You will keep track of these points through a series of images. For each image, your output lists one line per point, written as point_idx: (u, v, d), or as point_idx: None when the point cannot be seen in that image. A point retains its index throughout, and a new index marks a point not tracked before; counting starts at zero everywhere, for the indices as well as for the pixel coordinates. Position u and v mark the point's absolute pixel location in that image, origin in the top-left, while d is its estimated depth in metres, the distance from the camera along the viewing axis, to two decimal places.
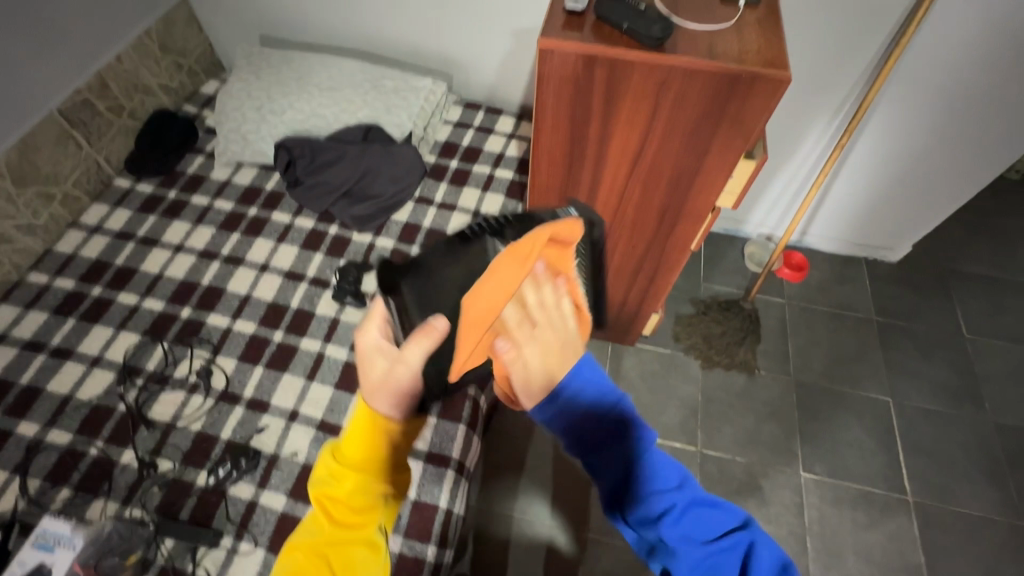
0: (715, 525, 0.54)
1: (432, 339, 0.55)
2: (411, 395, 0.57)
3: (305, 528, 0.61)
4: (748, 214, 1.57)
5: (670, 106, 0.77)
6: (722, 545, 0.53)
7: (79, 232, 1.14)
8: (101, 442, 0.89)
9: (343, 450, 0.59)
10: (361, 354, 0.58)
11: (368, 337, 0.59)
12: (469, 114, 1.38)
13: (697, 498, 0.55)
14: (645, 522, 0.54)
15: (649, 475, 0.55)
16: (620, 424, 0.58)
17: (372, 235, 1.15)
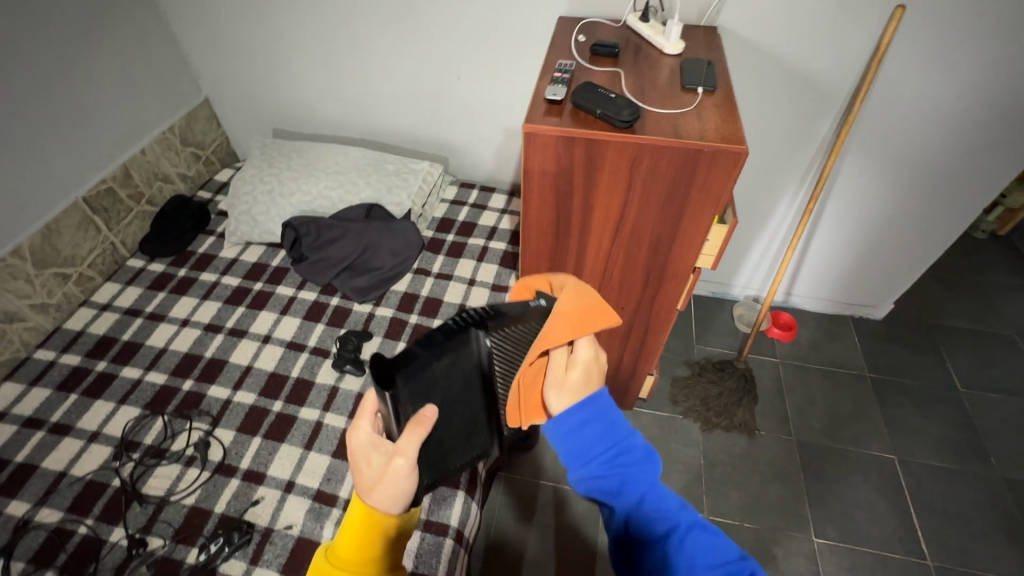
0: (719, 549, 0.55)
1: (424, 431, 0.55)
2: (406, 490, 0.57)
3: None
4: (733, 277, 1.64)
5: (644, 179, 0.85)
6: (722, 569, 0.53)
7: (89, 310, 1.19)
8: (91, 520, 0.88)
9: (338, 552, 0.59)
10: (356, 450, 0.58)
11: (360, 430, 0.59)
12: (464, 193, 1.49)
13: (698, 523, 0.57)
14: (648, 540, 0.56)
15: (651, 499, 0.58)
16: (626, 450, 0.61)
17: (372, 305, 1.20)
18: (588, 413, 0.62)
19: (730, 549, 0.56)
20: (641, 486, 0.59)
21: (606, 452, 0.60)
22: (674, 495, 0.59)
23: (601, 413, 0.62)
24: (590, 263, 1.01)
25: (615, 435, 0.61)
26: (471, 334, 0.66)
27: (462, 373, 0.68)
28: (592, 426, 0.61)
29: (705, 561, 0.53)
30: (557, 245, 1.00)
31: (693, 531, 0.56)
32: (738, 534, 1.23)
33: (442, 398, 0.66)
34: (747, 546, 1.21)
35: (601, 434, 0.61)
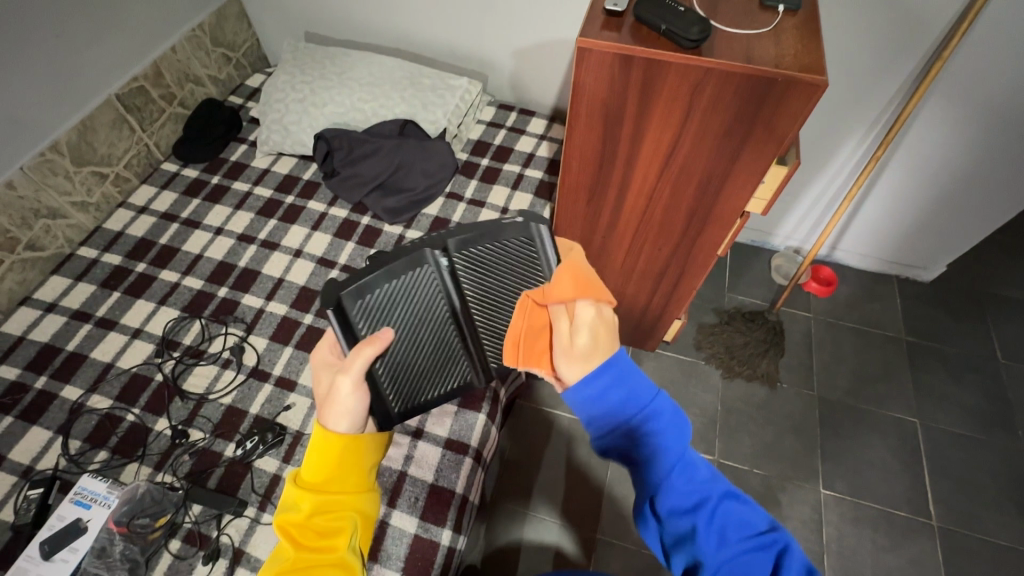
0: (749, 521, 0.56)
1: (371, 348, 0.66)
2: (353, 409, 0.66)
3: (276, 559, 0.63)
4: (777, 225, 1.55)
5: (703, 109, 0.78)
6: (756, 541, 0.54)
7: (128, 212, 1.21)
8: (138, 410, 0.94)
9: (307, 476, 0.65)
10: (315, 368, 0.74)
11: (321, 356, 0.75)
12: (502, 115, 1.41)
13: (729, 493, 0.57)
14: (676, 512, 0.55)
15: (678, 468, 0.57)
16: (648, 416, 0.59)
17: (403, 227, 1.18)
18: (609, 378, 0.60)
19: (762, 520, 0.56)
20: (671, 459, 0.57)
21: (634, 420, 0.59)
22: (706, 464, 0.58)
23: (625, 380, 0.60)
24: (631, 198, 0.97)
25: (635, 399, 0.60)
26: (423, 253, 0.77)
27: (418, 289, 0.78)
28: (615, 395, 0.60)
29: (734, 533, 0.54)
30: (599, 175, 0.95)
31: (724, 506, 0.56)
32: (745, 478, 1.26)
33: (399, 319, 0.77)
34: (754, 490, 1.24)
35: (620, 399, 0.60)
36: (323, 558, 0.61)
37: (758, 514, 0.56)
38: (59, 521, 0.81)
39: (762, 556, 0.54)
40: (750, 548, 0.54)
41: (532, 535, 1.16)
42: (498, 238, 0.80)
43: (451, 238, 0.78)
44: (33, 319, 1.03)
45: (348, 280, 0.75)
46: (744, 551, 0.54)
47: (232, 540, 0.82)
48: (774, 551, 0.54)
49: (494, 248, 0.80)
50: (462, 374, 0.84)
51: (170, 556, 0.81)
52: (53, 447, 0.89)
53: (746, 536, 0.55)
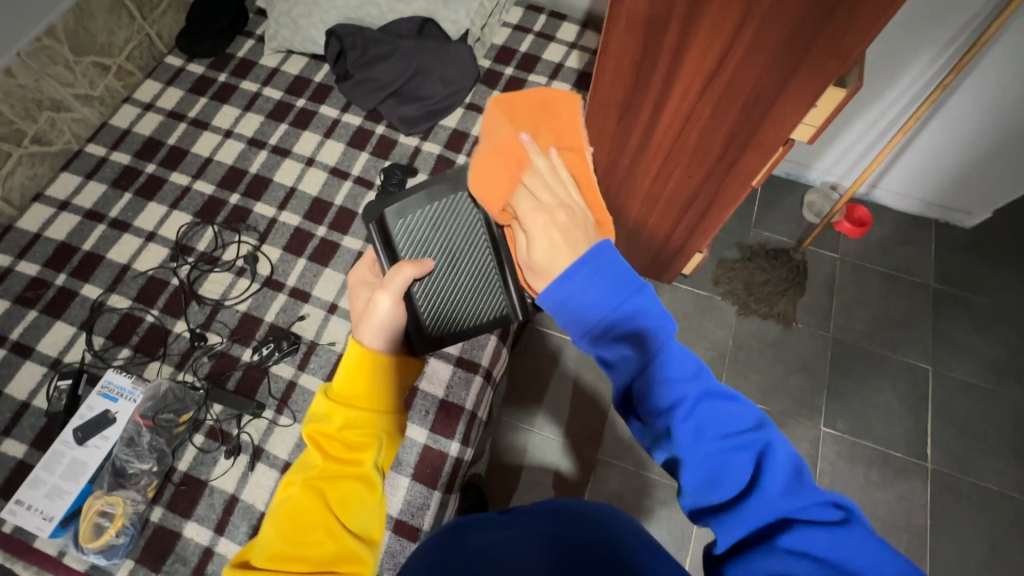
0: (732, 420, 0.52)
1: (410, 268, 0.69)
2: (391, 327, 0.68)
3: (302, 467, 0.65)
4: (817, 158, 1.45)
5: (762, 18, 0.69)
6: (738, 441, 0.50)
7: (134, 108, 1.15)
8: (157, 311, 0.95)
9: (340, 389, 0.65)
10: (354, 287, 0.77)
11: (360, 275, 0.79)
12: (530, 18, 1.28)
13: (712, 393, 0.53)
14: (656, 411, 0.53)
15: (662, 364, 0.54)
16: (622, 317, 0.57)
17: (419, 139, 1.12)
18: (575, 270, 0.58)
19: (749, 418, 0.52)
20: (652, 355, 0.54)
21: (616, 314, 0.57)
22: (692, 360, 0.55)
23: (615, 289, 0.57)
24: (667, 119, 0.89)
25: (615, 292, 0.57)
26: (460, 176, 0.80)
27: (456, 211, 0.80)
28: (596, 286, 0.58)
29: (714, 431, 0.51)
30: (634, 90, 0.87)
31: (703, 406, 0.52)
32: None
33: (437, 246, 0.78)
34: None
35: (596, 301, 0.57)
36: (350, 470, 0.63)
37: (747, 413, 0.53)
38: (88, 411, 0.85)
39: (747, 454, 0.50)
40: (732, 449, 0.50)
41: (535, 450, 1.21)
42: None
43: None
44: (47, 217, 1.03)
45: (391, 198, 0.78)
46: (725, 451, 0.50)
47: (252, 438, 0.86)
48: (757, 451, 0.50)
49: None
50: (500, 308, 0.84)
51: (195, 448, 0.86)
52: (78, 341, 0.92)
53: (728, 436, 0.51)
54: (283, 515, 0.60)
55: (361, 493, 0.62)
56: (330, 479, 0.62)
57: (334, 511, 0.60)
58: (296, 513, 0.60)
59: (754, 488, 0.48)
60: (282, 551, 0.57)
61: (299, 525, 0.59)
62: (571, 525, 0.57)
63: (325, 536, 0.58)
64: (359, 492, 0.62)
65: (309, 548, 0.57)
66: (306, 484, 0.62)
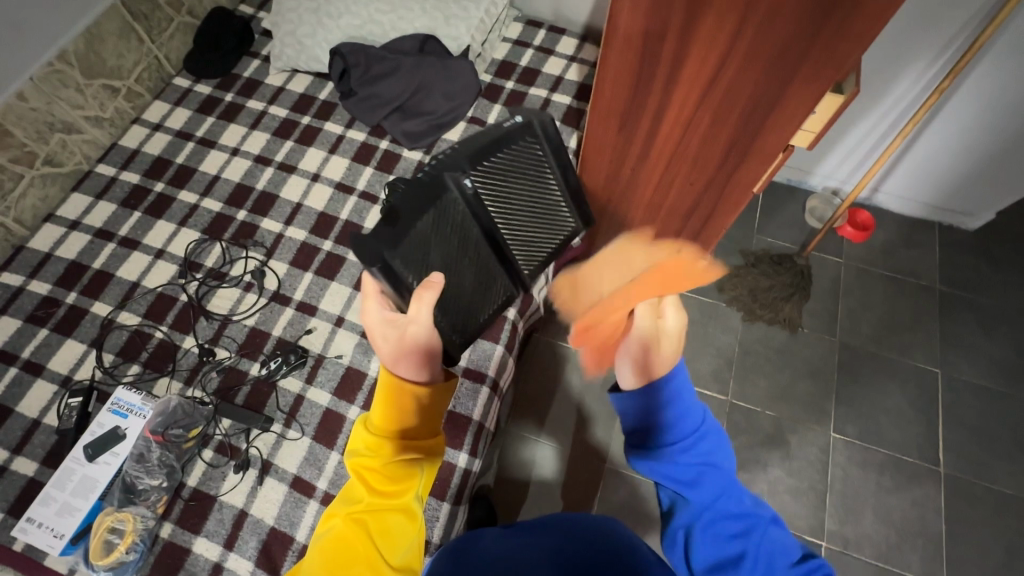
0: (789, 551, 0.65)
1: (431, 293, 0.63)
2: (425, 351, 0.64)
3: (345, 498, 0.65)
4: (819, 163, 1.45)
5: (758, 27, 0.71)
6: (801, 569, 0.63)
7: (142, 128, 1.17)
8: (166, 328, 0.96)
9: (378, 422, 0.65)
10: (371, 328, 0.65)
11: (373, 313, 0.66)
12: (530, 32, 1.30)
13: (769, 525, 0.67)
14: (709, 530, 0.66)
15: (726, 492, 0.69)
16: (694, 453, 0.70)
17: (423, 153, 1.14)
18: (669, 388, 0.72)
19: (799, 550, 0.66)
20: (715, 489, 0.69)
21: (679, 450, 0.71)
22: (752, 497, 0.70)
23: (685, 409, 0.72)
24: (666, 128, 0.90)
25: (692, 420, 0.72)
26: (448, 178, 0.70)
27: (451, 216, 0.72)
28: (682, 420, 0.71)
29: (781, 562, 0.63)
30: (633, 100, 0.89)
31: (767, 534, 0.66)
32: (757, 419, 1.27)
33: (443, 257, 0.73)
34: (764, 431, 1.26)
35: (668, 419, 0.71)
36: (391, 502, 0.62)
37: (795, 543, 0.67)
38: (99, 428, 0.86)
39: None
40: (798, 573, 0.62)
41: (543, 462, 1.20)
42: (505, 145, 0.76)
43: (464, 154, 0.72)
44: (58, 237, 1.04)
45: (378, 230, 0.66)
46: (789, 575, 0.62)
47: (261, 453, 0.86)
48: (815, 574, 0.63)
49: (505, 164, 0.76)
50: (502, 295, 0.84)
51: (204, 463, 0.86)
52: (88, 359, 0.93)
53: (790, 564, 0.63)
54: (328, 544, 0.60)
55: (402, 526, 0.62)
56: (374, 511, 0.62)
57: (376, 542, 0.60)
58: (341, 544, 0.60)
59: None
60: None
61: (343, 556, 0.58)
62: (574, 541, 0.57)
63: (364, 565, 0.58)
64: (402, 524, 0.62)
65: None
66: (349, 516, 0.62)
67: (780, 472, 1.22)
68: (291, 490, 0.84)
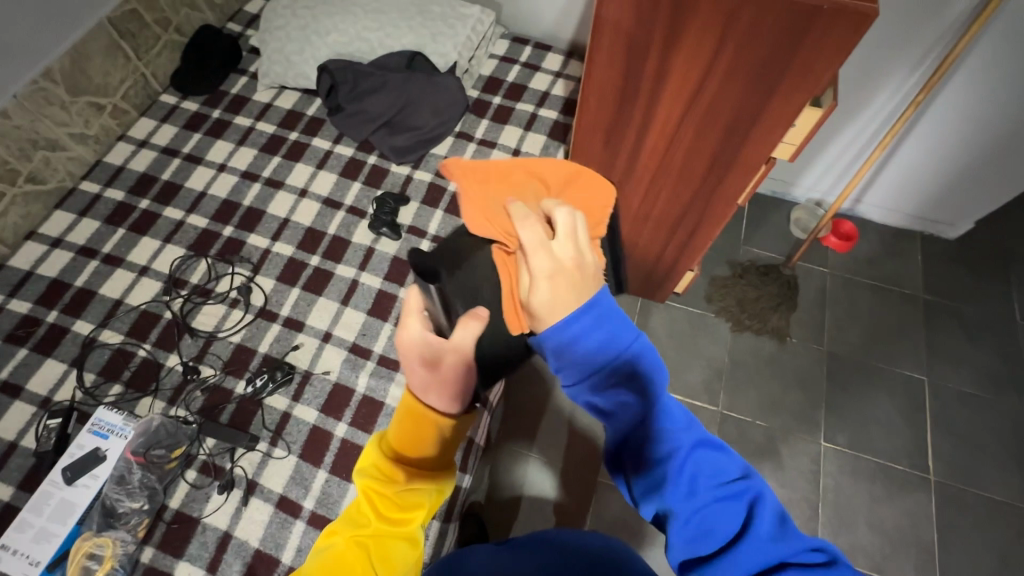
0: (723, 469, 0.51)
1: (478, 323, 0.55)
2: (463, 386, 0.57)
3: (349, 518, 0.61)
4: (801, 176, 1.48)
5: (737, 44, 0.72)
6: (728, 491, 0.50)
7: (128, 145, 1.17)
8: (149, 346, 0.95)
9: (397, 444, 0.60)
10: (408, 351, 0.55)
11: (411, 332, 0.55)
12: (517, 49, 1.32)
13: (704, 442, 0.52)
14: (648, 457, 0.52)
15: (657, 411, 0.52)
16: (623, 364, 0.53)
17: (411, 168, 1.14)
18: (589, 317, 0.52)
19: (737, 465, 0.52)
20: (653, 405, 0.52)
21: (618, 355, 0.53)
22: (684, 413, 0.53)
23: (609, 316, 0.53)
24: (651, 142, 0.92)
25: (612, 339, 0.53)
26: None
27: None
28: (596, 336, 0.52)
29: (707, 481, 0.50)
30: (618, 115, 0.90)
31: (693, 454, 0.51)
32: (748, 429, 1.27)
33: None
34: (755, 441, 1.26)
35: (592, 345, 0.52)
36: (399, 529, 0.59)
37: (733, 462, 0.52)
38: (78, 450, 0.84)
39: (738, 504, 0.50)
40: (722, 498, 0.50)
41: (535, 477, 1.19)
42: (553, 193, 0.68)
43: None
44: (40, 254, 1.03)
45: None
46: (721, 498, 0.50)
47: (246, 472, 0.85)
48: (744, 500, 0.50)
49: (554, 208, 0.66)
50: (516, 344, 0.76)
51: (188, 484, 0.84)
52: (69, 379, 0.91)
53: (721, 484, 0.50)
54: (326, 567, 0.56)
55: (406, 557, 0.58)
56: (378, 537, 0.58)
57: (377, 568, 0.57)
58: (339, 567, 0.56)
59: (745, 532, 0.49)
60: None
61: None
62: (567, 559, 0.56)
63: None
64: (406, 556, 0.59)
65: None
66: (353, 539, 0.58)
67: (772, 482, 1.22)
68: (276, 511, 0.82)
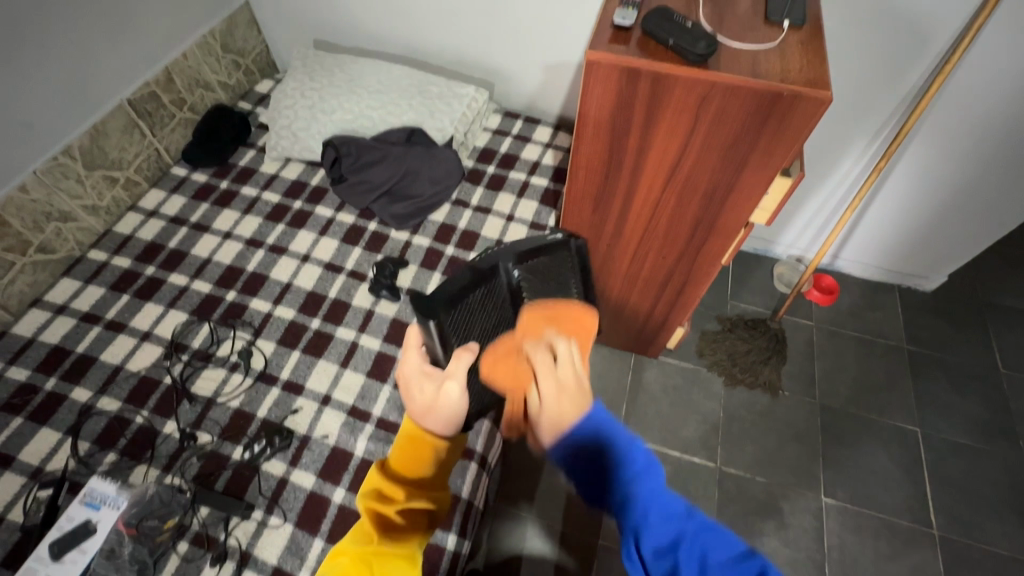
0: (726, 546, 0.53)
1: (469, 355, 0.65)
2: (457, 413, 0.65)
3: (354, 536, 0.65)
4: (780, 234, 1.56)
5: (710, 123, 0.80)
6: (737, 570, 0.51)
7: (137, 215, 1.22)
8: (146, 412, 0.95)
9: (401, 464, 0.65)
10: (409, 378, 0.67)
11: (411, 363, 0.68)
12: (508, 123, 1.42)
13: (706, 526, 0.54)
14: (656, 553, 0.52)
15: (654, 500, 0.54)
16: (619, 460, 0.56)
17: (410, 233, 1.20)
18: (583, 421, 0.57)
19: (743, 544, 0.54)
20: (648, 494, 0.55)
21: (613, 457, 0.56)
22: (682, 499, 0.56)
23: (598, 417, 0.57)
24: (637, 208, 0.98)
25: (609, 439, 0.57)
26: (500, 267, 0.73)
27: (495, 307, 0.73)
28: (589, 436, 0.56)
29: (714, 561, 0.52)
30: (605, 185, 0.97)
31: (697, 538, 0.53)
32: (748, 485, 1.26)
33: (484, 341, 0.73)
34: (756, 498, 1.25)
35: (588, 448, 0.56)
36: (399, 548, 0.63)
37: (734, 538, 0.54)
38: (68, 523, 0.82)
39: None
40: None
41: (534, 542, 1.16)
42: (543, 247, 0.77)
43: (513, 251, 0.74)
44: (43, 322, 1.04)
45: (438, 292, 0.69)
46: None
47: (240, 543, 0.83)
48: None
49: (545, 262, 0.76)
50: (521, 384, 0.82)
51: (179, 557, 0.82)
52: (62, 447, 0.90)
53: (730, 563, 0.52)
54: None
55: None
56: (380, 555, 0.62)
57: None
58: None
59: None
60: None
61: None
62: None
63: None
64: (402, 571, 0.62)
65: None
66: (357, 555, 0.62)
67: (776, 541, 1.19)
68: None
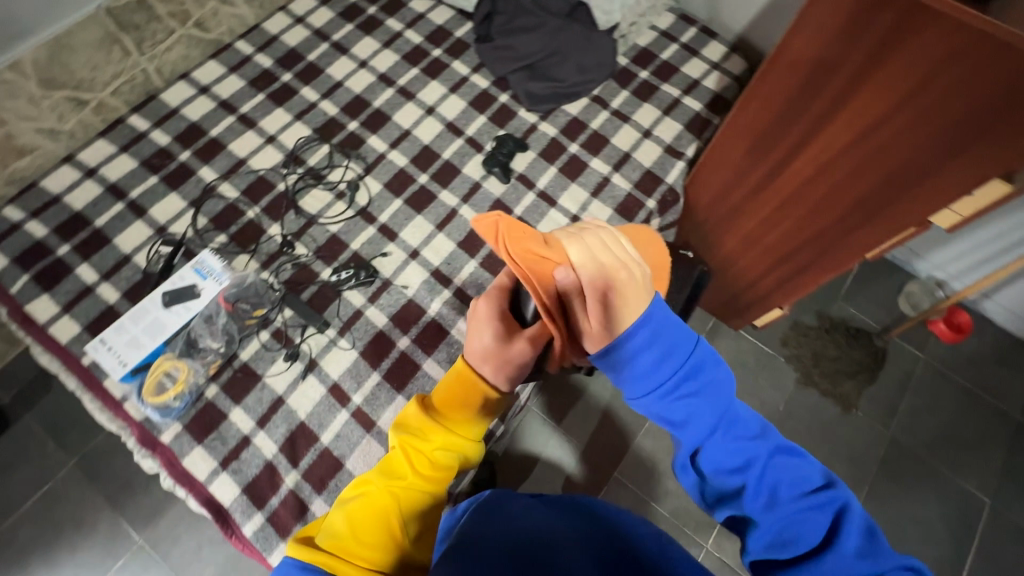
0: (804, 477, 0.54)
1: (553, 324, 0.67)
2: (515, 367, 0.65)
3: (381, 469, 0.66)
4: (933, 250, 1.35)
5: (945, 89, 0.65)
6: (812, 501, 0.52)
7: (285, 17, 1.20)
8: (258, 210, 1.01)
9: (443, 409, 0.67)
10: (482, 315, 0.67)
11: (487, 306, 0.68)
12: (681, 27, 1.24)
13: (780, 450, 0.57)
14: (719, 469, 0.57)
15: (730, 419, 0.58)
16: (691, 368, 0.58)
17: (539, 117, 1.12)
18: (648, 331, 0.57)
19: (819, 476, 0.55)
20: (714, 416, 0.57)
21: (678, 374, 0.58)
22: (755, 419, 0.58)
23: (659, 324, 0.57)
24: (799, 164, 0.86)
25: (677, 351, 0.58)
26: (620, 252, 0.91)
27: None
28: (653, 353, 0.57)
29: (788, 491, 0.53)
30: (774, 127, 0.85)
31: (768, 463, 0.55)
32: None
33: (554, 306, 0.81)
34: None
35: (654, 364, 0.57)
36: (430, 485, 0.64)
37: (814, 469, 0.55)
38: (179, 280, 0.92)
39: (822, 514, 0.52)
40: (808, 508, 0.52)
41: (553, 450, 1.21)
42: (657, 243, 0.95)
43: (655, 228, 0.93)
44: (188, 96, 1.09)
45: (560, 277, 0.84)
46: (799, 510, 0.52)
47: (311, 351, 0.91)
48: (831, 511, 0.52)
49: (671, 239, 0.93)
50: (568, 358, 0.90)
51: (259, 343, 0.91)
52: (185, 216, 0.99)
53: (802, 494, 0.53)
54: (357, 506, 0.61)
55: (428, 510, 0.63)
56: (409, 490, 0.63)
57: (399, 507, 0.61)
58: (368, 508, 0.61)
59: (828, 544, 0.50)
60: (349, 543, 0.57)
61: (368, 522, 0.59)
62: (594, 529, 0.55)
63: (389, 527, 0.59)
64: (429, 508, 0.63)
65: (373, 543, 0.57)
66: (387, 487, 0.63)
67: None
68: (327, 394, 0.88)
